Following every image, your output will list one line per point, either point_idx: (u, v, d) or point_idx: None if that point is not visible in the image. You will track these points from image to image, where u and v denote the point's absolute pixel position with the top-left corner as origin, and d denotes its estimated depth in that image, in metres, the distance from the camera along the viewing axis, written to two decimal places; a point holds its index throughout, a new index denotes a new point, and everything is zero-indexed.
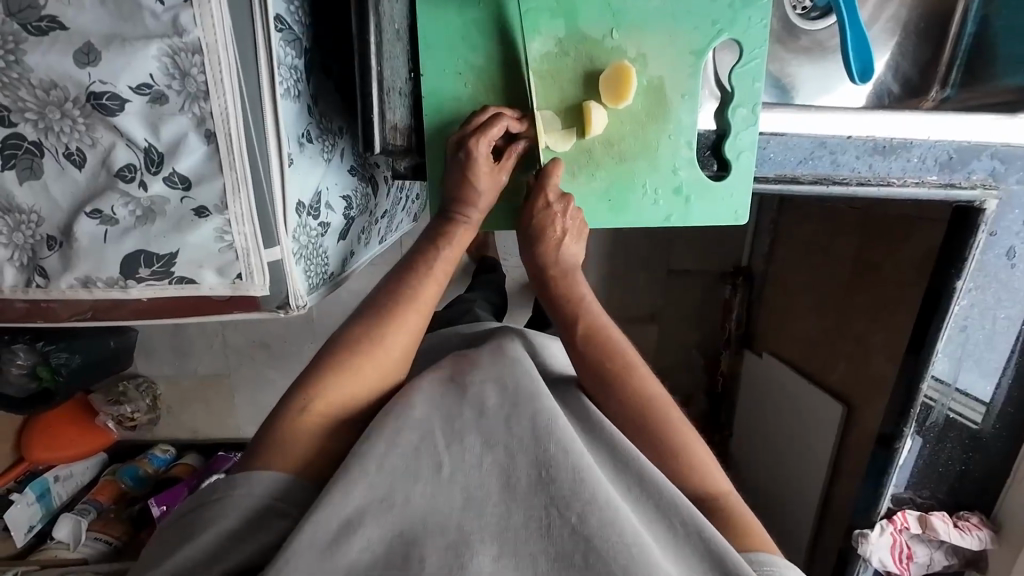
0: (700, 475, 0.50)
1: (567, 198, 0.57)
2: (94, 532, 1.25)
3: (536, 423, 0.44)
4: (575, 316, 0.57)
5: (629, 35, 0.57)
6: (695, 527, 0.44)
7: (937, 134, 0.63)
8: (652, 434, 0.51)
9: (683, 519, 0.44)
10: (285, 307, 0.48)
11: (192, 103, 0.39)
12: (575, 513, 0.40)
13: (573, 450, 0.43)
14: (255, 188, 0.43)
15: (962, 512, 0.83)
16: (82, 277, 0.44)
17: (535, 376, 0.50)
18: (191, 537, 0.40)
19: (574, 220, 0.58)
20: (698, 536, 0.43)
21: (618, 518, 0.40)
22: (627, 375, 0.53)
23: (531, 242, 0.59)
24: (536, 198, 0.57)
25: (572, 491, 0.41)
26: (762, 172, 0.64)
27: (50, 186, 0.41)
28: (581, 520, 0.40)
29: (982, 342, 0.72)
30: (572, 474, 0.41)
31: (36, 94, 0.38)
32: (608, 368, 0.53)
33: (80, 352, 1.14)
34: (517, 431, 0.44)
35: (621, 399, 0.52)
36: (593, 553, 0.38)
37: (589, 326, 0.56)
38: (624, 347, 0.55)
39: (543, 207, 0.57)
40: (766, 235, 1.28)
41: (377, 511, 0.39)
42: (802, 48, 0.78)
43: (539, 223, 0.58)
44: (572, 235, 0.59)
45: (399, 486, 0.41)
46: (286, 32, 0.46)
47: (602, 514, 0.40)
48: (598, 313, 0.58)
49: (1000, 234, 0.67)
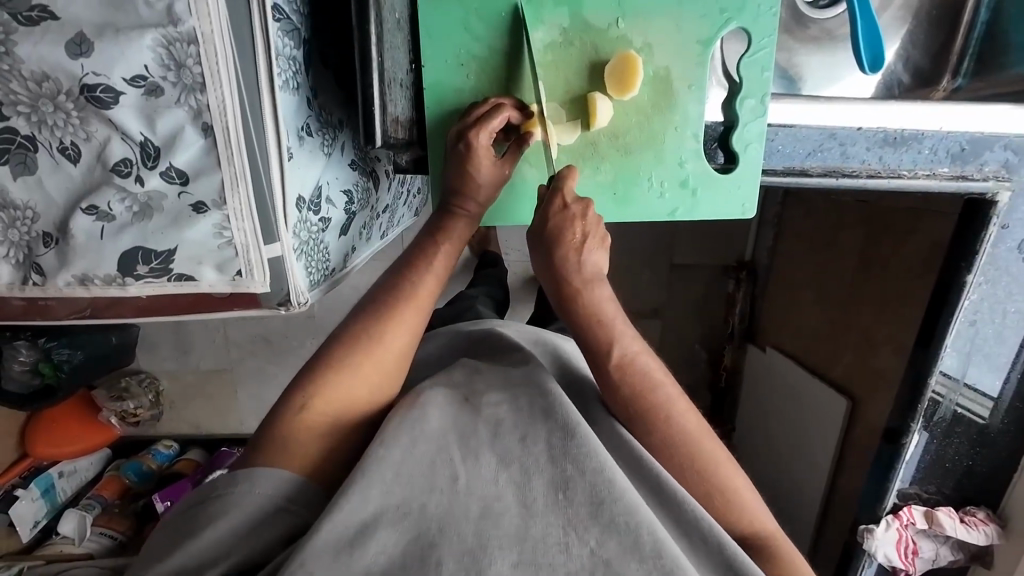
0: (737, 512, 0.48)
1: (585, 202, 0.51)
2: (100, 527, 1.27)
3: (553, 443, 0.44)
4: (604, 345, 0.50)
5: (636, 23, 0.56)
6: (716, 543, 0.43)
7: (949, 124, 0.62)
8: (688, 470, 0.48)
9: (706, 536, 0.43)
10: (286, 304, 0.47)
11: (189, 95, 0.38)
12: (594, 536, 0.39)
13: (592, 468, 0.42)
14: (254, 183, 0.42)
15: (969, 507, 0.83)
16: (78, 274, 0.43)
17: (557, 390, 0.48)
18: (192, 541, 0.40)
19: (595, 226, 0.51)
20: (720, 554, 0.43)
21: (638, 539, 0.39)
22: (660, 404, 0.49)
23: (548, 247, 0.51)
24: (552, 201, 0.50)
25: (592, 515, 0.40)
26: (771, 165, 0.63)
27: (45, 182, 0.40)
28: (600, 544, 0.39)
29: (992, 337, 0.72)
30: (590, 490, 0.41)
31: (28, 87, 0.37)
32: (641, 406, 0.49)
33: (83, 348, 1.15)
34: (530, 446, 0.44)
35: (654, 431, 0.48)
36: None
37: (617, 347, 0.50)
38: (658, 378, 0.49)
39: (560, 208, 0.50)
40: (771, 228, 1.27)
41: (396, 511, 0.40)
42: (811, 37, 0.77)
43: (557, 228, 0.50)
44: (594, 240, 0.51)
45: (416, 494, 0.40)
46: (284, 22, 0.45)
47: (622, 538, 0.39)
48: (629, 338, 0.50)
49: (1013, 226, 0.66)
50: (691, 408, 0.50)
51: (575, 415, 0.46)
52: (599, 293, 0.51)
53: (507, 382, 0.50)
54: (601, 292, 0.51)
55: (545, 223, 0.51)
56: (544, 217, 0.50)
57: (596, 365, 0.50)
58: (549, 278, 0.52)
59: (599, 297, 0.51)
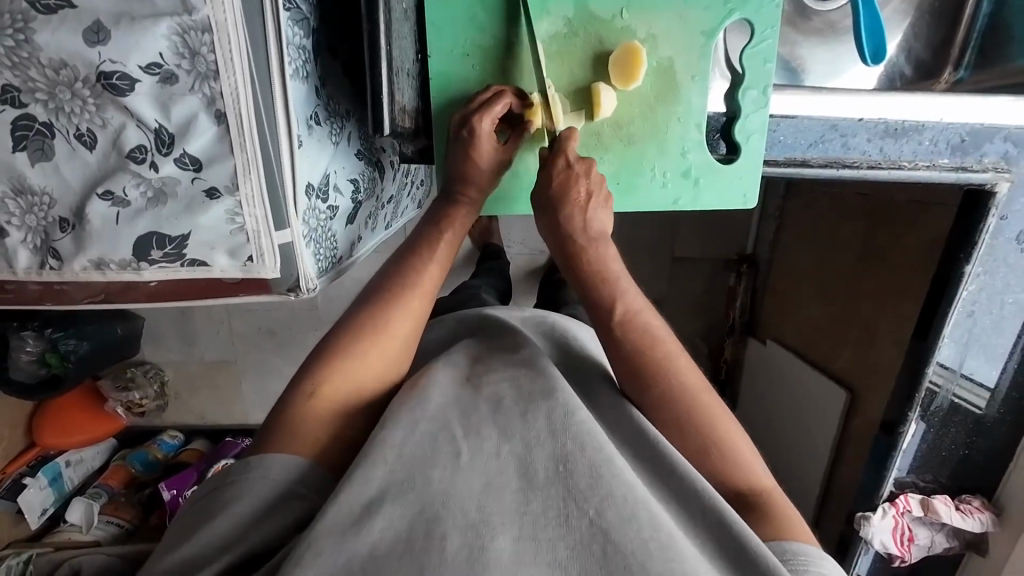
0: (734, 465, 0.49)
1: (588, 161, 0.54)
2: (106, 516, 1.29)
3: (553, 419, 0.45)
4: (608, 302, 0.52)
5: (640, 14, 0.56)
6: (717, 515, 0.43)
7: (950, 116, 0.62)
8: (686, 427, 0.49)
9: (706, 506, 0.44)
10: (295, 289, 0.48)
11: (203, 83, 0.39)
12: (593, 505, 0.40)
13: (590, 445, 0.43)
14: (265, 168, 0.42)
15: (965, 495, 0.84)
16: (95, 259, 0.44)
17: (552, 371, 0.50)
18: (208, 521, 0.41)
19: (598, 186, 0.54)
20: (719, 524, 0.43)
21: (636, 511, 0.40)
22: (662, 360, 0.50)
23: (554, 207, 0.53)
24: (555, 160, 0.53)
25: (592, 486, 0.41)
26: (772, 155, 0.63)
27: (62, 168, 0.41)
28: (599, 514, 0.40)
29: (990, 327, 0.72)
30: (590, 469, 0.42)
31: (46, 74, 0.38)
32: (644, 360, 0.50)
33: (88, 339, 1.17)
34: (531, 420, 0.45)
35: (655, 384, 0.49)
36: (611, 545, 0.38)
37: (621, 303, 0.51)
38: (660, 333, 0.51)
39: (564, 167, 0.53)
40: (772, 220, 1.27)
41: (398, 488, 0.41)
42: (813, 29, 0.77)
43: (561, 185, 0.53)
44: (598, 200, 0.54)
45: (418, 469, 0.42)
46: (294, 12, 0.45)
47: (620, 509, 0.40)
48: (632, 295, 0.52)
49: (1011, 218, 0.66)
50: (691, 364, 0.51)
51: (573, 398, 0.47)
52: (604, 252, 0.53)
53: (506, 363, 0.52)
54: (607, 253, 0.53)
55: (550, 184, 0.53)
56: (549, 178, 0.53)
57: (601, 322, 0.52)
58: (557, 241, 0.54)
59: (604, 256, 0.53)
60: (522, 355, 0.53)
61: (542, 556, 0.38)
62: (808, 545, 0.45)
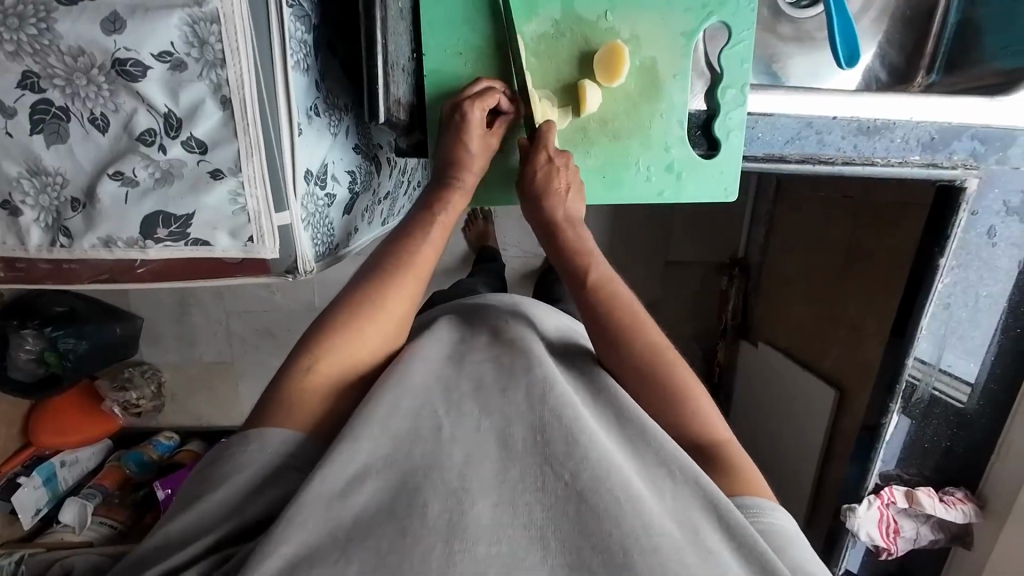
0: (701, 426, 0.51)
1: (566, 154, 0.59)
2: (100, 517, 1.30)
3: (532, 391, 0.47)
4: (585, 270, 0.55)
5: (623, 16, 0.60)
6: (690, 475, 0.45)
7: (919, 115, 0.66)
8: (650, 379, 0.51)
9: (681, 468, 0.45)
10: (293, 270, 0.51)
11: (210, 70, 0.42)
12: (569, 470, 0.42)
13: (567, 415, 0.45)
14: (267, 152, 0.45)
15: (948, 487, 0.86)
16: (103, 237, 0.46)
17: (536, 349, 0.52)
18: (204, 489, 0.43)
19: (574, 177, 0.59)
20: (693, 483, 0.45)
21: (609, 471, 0.42)
22: (634, 324, 0.52)
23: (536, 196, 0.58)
24: (537, 155, 0.58)
25: (568, 453, 0.43)
26: (751, 152, 0.66)
27: (75, 150, 0.44)
28: (575, 477, 0.42)
29: (965, 319, 0.75)
30: (566, 435, 0.44)
31: (64, 62, 0.41)
32: (619, 324, 0.52)
33: (87, 338, 1.22)
34: (509, 395, 0.47)
35: (627, 347, 0.52)
36: (586, 505, 0.41)
37: (596, 272, 0.55)
38: (632, 301, 0.54)
39: (546, 161, 0.58)
40: (763, 223, 1.31)
41: (383, 462, 0.42)
42: (790, 36, 0.81)
43: (540, 173, 0.58)
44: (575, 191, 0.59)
45: (404, 445, 0.43)
46: (296, 8, 0.49)
47: (595, 470, 0.42)
48: (605, 266, 0.56)
49: (981, 213, 0.69)
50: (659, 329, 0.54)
51: (552, 373, 0.49)
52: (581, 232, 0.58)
53: (490, 346, 0.53)
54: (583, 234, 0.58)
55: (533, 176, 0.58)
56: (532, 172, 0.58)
57: (579, 290, 0.55)
58: (537, 217, 0.59)
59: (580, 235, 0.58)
60: (503, 339, 0.54)
61: (521, 520, 0.40)
62: (764, 499, 0.49)
